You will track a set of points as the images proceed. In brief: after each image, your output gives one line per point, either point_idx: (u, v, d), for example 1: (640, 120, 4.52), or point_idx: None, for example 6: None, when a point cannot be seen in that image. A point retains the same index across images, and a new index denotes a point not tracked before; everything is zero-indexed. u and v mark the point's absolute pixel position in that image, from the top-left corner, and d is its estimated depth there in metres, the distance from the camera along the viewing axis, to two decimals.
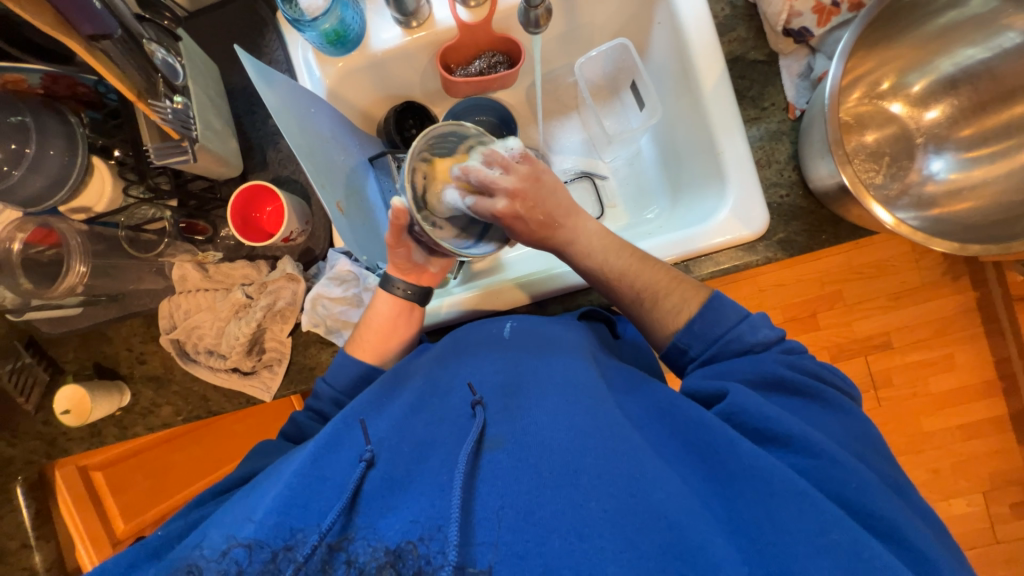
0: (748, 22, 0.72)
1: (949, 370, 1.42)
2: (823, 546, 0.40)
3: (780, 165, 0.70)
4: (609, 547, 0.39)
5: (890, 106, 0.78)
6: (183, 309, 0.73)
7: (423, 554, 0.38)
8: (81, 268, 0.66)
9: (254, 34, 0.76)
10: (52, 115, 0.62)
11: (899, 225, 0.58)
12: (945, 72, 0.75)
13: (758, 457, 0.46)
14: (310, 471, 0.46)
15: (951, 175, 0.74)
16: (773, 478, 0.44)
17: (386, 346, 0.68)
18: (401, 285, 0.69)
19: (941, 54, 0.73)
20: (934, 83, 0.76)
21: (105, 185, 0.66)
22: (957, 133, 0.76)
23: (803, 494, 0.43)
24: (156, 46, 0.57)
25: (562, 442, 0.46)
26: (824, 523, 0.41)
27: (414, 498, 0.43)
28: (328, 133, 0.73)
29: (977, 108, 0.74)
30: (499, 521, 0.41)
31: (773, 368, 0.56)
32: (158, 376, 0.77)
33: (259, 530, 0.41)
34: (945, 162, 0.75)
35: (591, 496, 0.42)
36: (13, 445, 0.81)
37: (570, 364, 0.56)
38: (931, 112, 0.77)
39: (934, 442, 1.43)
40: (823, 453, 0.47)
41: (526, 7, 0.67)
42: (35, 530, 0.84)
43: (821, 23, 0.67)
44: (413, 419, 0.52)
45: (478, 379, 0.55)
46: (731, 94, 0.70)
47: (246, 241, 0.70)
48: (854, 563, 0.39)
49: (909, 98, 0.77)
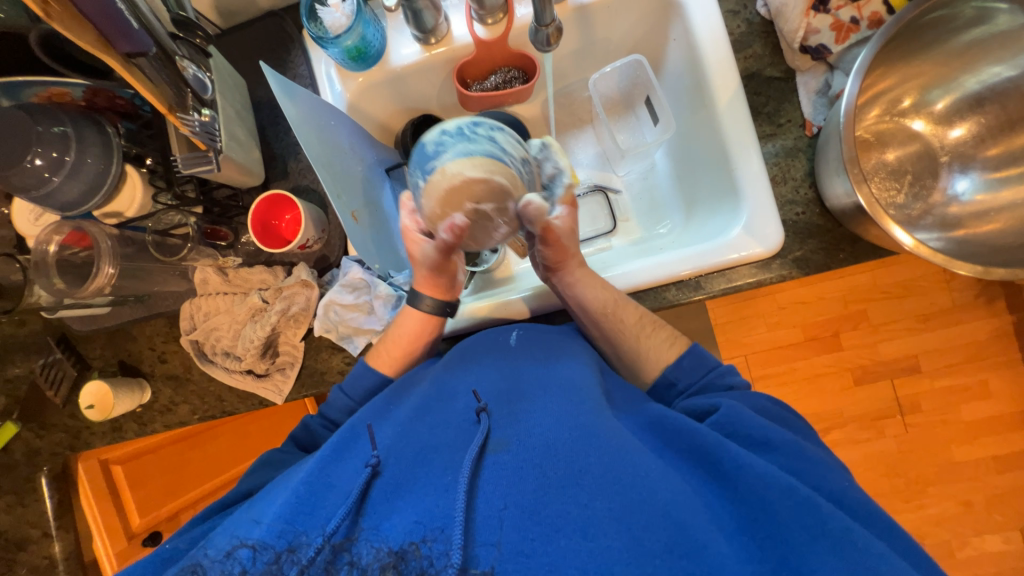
0: (764, 39, 0.71)
1: (983, 398, 1.36)
2: (823, 536, 0.40)
3: (796, 182, 0.69)
4: (613, 545, 0.39)
5: (912, 124, 0.74)
6: (203, 311, 0.76)
7: (426, 555, 0.38)
8: (110, 269, 0.68)
9: (281, 50, 0.80)
10: (91, 125, 0.66)
11: (919, 247, 0.55)
12: (970, 90, 0.72)
13: (751, 458, 0.46)
14: (318, 475, 0.48)
15: (977, 196, 0.71)
16: (766, 475, 0.44)
17: (403, 358, 0.69)
18: (429, 301, 0.69)
19: (965, 71, 0.70)
20: (958, 101, 0.73)
21: (136, 192, 0.69)
22: (984, 152, 0.73)
23: (794, 491, 0.43)
24: (187, 63, 0.58)
25: (565, 442, 0.46)
26: (817, 511, 0.41)
27: (420, 498, 0.44)
28: (347, 145, 0.76)
29: (1004, 126, 0.71)
30: (503, 521, 0.41)
31: (762, 400, 0.57)
32: (177, 375, 0.81)
33: (266, 533, 0.42)
34: (972, 181, 0.72)
35: (595, 495, 0.42)
36: (42, 436, 0.86)
37: (573, 368, 0.57)
38: (956, 130, 0.74)
39: (967, 474, 1.36)
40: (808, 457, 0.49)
41: (536, 26, 0.67)
42: (56, 520, 0.90)
43: (839, 41, 0.66)
44: (416, 424, 0.52)
45: (482, 386, 0.55)
46: (745, 109, 0.69)
47: (264, 247, 0.72)
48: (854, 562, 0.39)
49: (932, 116, 0.74)
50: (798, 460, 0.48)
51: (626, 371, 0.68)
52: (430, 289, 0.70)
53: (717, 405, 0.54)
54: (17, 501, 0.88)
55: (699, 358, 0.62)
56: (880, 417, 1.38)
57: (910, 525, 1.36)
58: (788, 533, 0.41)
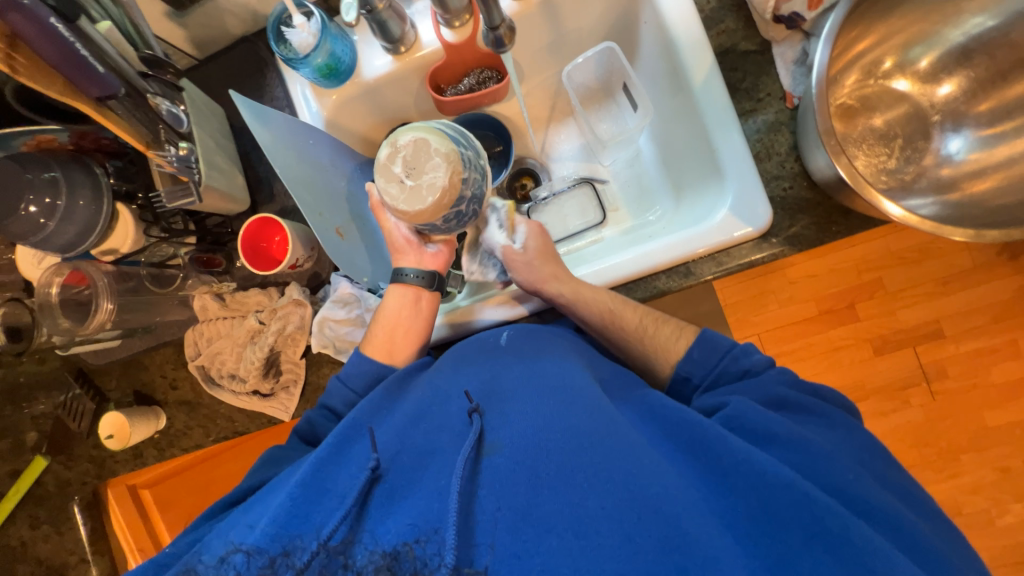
0: (736, 12, 0.69)
1: (1012, 359, 1.30)
2: (816, 531, 0.40)
3: (781, 157, 0.67)
4: (605, 543, 0.40)
5: (894, 84, 0.71)
6: (206, 337, 0.78)
7: (420, 556, 0.39)
8: (108, 305, 0.72)
9: (257, 75, 0.81)
10: (79, 167, 0.67)
11: (910, 217, 0.53)
12: (956, 43, 0.68)
13: (749, 453, 0.46)
14: (315, 477, 0.49)
15: (971, 155, 0.67)
16: (763, 471, 0.44)
17: (394, 338, 0.69)
18: (412, 272, 0.71)
19: (947, 25, 0.67)
20: (944, 55, 0.69)
21: (128, 228, 0.70)
22: (977, 107, 0.69)
23: (791, 483, 0.43)
24: (160, 99, 0.59)
25: (559, 443, 0.46)
26: (814, 509, 0.41)
27: (415, 502, 0.44)
28: (328, 161, 0.77)
29: (997, 78, 0.68)
30: (496, 523, 0.42)
31: (778, 389, 0.55)
32: (189, 400, 0.84)
33: (261, 538, 0.44)
34: (965, 141, 0.69)
35: (586, 494, 0.42)
36: (70, 467, 0.91)
37: (569, 368, 0.57)
38: (944, 87, 0.70)
39: (1001, 438, 1.31)
40: (811, 449, 0.47)
41: (488, 31, 0.67)
42: (91, 546, 0.96)
43: (813, 6, 0.63)
44: (414, 428, 0.52)
45: (475, 387, 0.55)
46: (721, 88, 0.67)
47: (256, 270, 0.73)
48: (842, 551, 0.39)
49: (917, 75, 0.70)
50: (796, 452, 0.47)
51: (643, 366, 0.67)
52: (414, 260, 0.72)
53: (726, 402, 0.55)
54: (53, 530, 0.94)
55: (709, 344, 0.62)
56: (904, 386, 1.34)
57: (944, 494, 1.33)
58: (777, 527, 0.41)
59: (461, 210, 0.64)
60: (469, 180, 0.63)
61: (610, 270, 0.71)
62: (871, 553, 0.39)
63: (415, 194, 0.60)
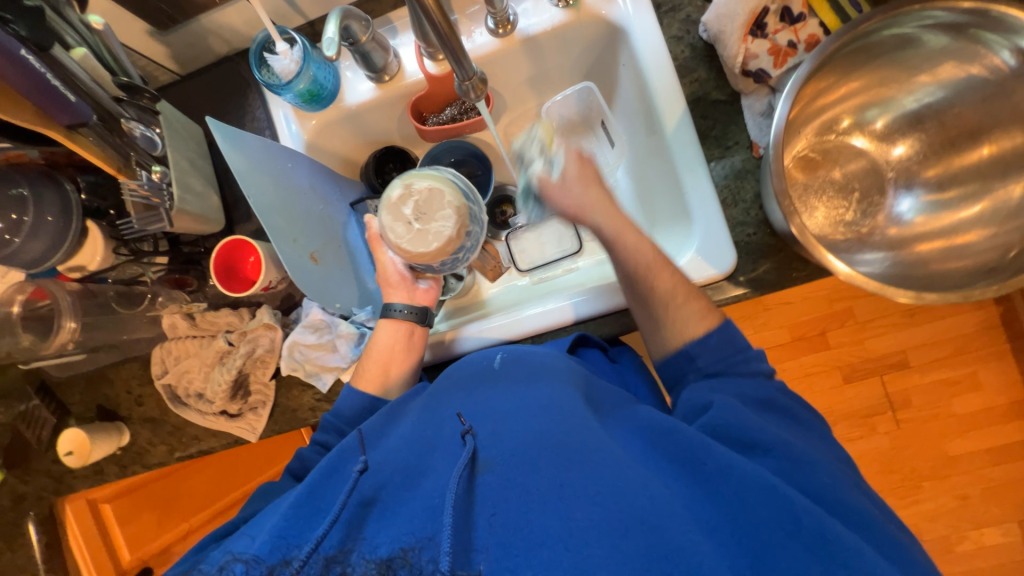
0: (708, 63, 0.72)
1: (976, 392, 1.35)
2: (794, 530, 0.42)
3: (746, 204, 0.70)
4: (594, 552, 0.41)
5: (853, 142, 0.74)
6: (174, 355, 0.78)
7: (412, 562, 0.43)
8: (71, 325, 0.71)
9: (239, 94, 0.81)
10: (50, 184, 0.66)
11: (855, 276, 0.56)
12: (910, 109, 0.71)
13: (731, 460, 0.47)
14: (308, 499, 0.51)
15: (916, 219, 0.69)
16: (743, 478, 0.45)
17: (385, 369, 0.70)
18: (400, 307, 0.73)
19: (902, 90, 0.70)
20: (898, 118, 0.72)
21: (97, 245, 0.69)
22: (924, 174, 0.71)
23: (770, 487, 0.44)
24: (135, 124, 0.60)
25: (548, 457, 0.47)
26: (790, 508, 0.43)
27: (409, 518, 0.46)
28: (306, 185, 0.78)
29: (944, 147, 0.70)
30: (490, 538, 0.43)
31: (767, 391, 0.57)
32: (154, 417, 0.83)
33: (260, 548, 0.48)
34: (913, 204, 0.70)
35: (575, 506, 0.43)
36: (27, 481, 0.89)
37: (558, 388, 0.55)
38: (897, 148, 0.73)
39: (962, 468, 1.35)
40: (793, 456, 0.49)
41: (460, 82, 0.64)
42: (43, 566, 0.91)
43: (778, 65, 0.66)
44: (406, 451, 0.53)
45: (467, 410, 0.56)
46: (692, 135, 0.70)
47: (229, 292, 0.74)
48: (817, 551, 0.41)
49: (874, 134, 0.73)
50: (778, 459, 0.49)
51: (654, 342, 0.65)
52: (404, 297, 0.75)
53: (711, 402, 0.55)
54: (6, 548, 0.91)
55: (728, 336, 0.60)
56: (871, 414, 1.38)
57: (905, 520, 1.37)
58: (761, 531, 0.42)
59: (459, 256, 0.73)
60: (472, 232, 0.74)
61: (583, 307, 0.74)
62: (834, 542, 0.42)
63: (422, 237, 0.70)
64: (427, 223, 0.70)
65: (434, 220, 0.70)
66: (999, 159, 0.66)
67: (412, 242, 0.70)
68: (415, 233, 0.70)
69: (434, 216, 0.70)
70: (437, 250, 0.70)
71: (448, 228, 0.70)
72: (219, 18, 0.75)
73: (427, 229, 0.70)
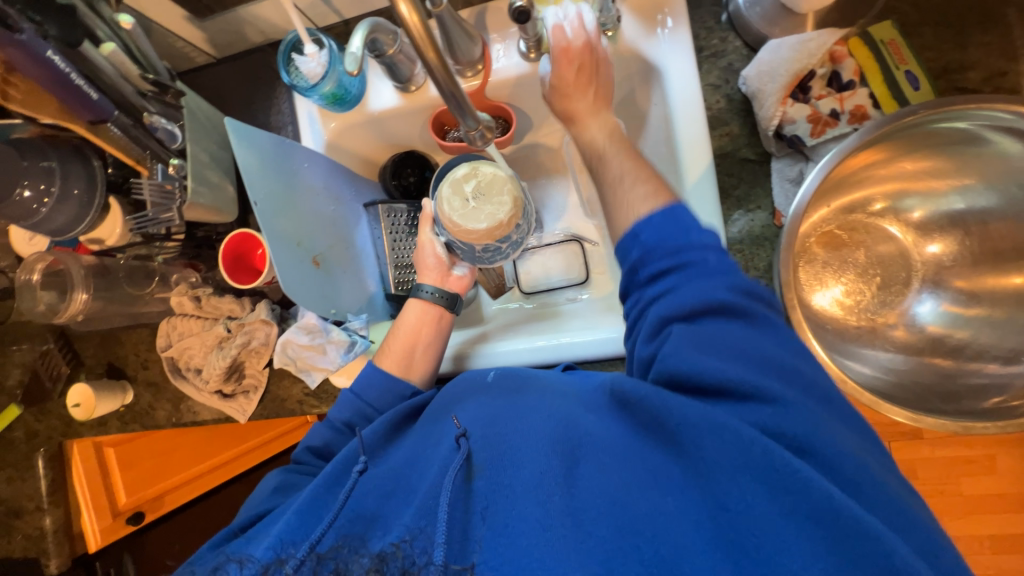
0: (743, 118, 0.68)
1: (987, 475, 1.22)
2: (763, 476, 0.39)
3: (757, 274, 0.66)
4: (568, 535, 0.40)
5: (886, 228, 0.70)
6: (179, 331, 0.81)
7: (406, 554, 0.41)
8: (82, 295, 0.77)
9: (269, 85, 0.82)
10: (78, 159, 0.69)
11: (832, 366, 0.56)
12: (953, 208, 0.66)
13: (685, 415, 0.43)
14: (314, 498, 0.51)
15: (932, 327, 0.66)
16: (697, 424, 0.42)
17: (408, 351, 0.72)
18: (429, 289, 0.74)
19: (946, 181, 0.65)
20: (936, 214, 0.67)
21: (116, 225, 0.72)
22: (960, 273, 0.66)
23: (730, 434, 0.41)
24: (156, 117, 0.63)
25: (528, 448, 0.46)
26: (748, 447, 0.40)
27: (404, 516, 0.45)
28: (320, 186, 0.79)
29: (981, 258, 0.65)
30: (481, 536, 0.42)
31: (719, 292, 0.48)
32: (157, 382, 0.88)
33: (263, 550, 0.46)
34: (933, 307, 0.67)
35: (553, 492, 0.43)
36: (40, 420, 0.95)
37: (541, 390, 0.53)
38: (931, 246, 0.68)
39: (959, 549, 1.26)
40: (769, 406, 0.43)
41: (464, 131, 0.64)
42: (48, 497, 0.98)
43: (816, 133, 0.62)
44: (406, 470, 0.51)
45: (460, 412, 0.54)
46: (712, 194, 0.66)
47: (234, 282, 0.76)
48: (789, 497, 0.38)
49: (908, 224, 0.69)
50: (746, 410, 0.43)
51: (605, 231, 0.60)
52: (435, 278, 0.75)
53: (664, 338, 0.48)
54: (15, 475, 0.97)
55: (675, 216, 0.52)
56: None
57: None
58: (735, 499, 0.39)
59: (501, 246, 0.71)
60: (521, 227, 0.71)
61: (567, 350, 0.73)
62: (824, 504, 0.37)
63: (474, 215, 0.66)
64: (484, 199, 0.67)
65: (490, 202, 0.67)
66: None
67: (461, 217, 0.66)
68: (470, 208, 0.66)
69: (492, 196, 0.67)
70: (487, 235, 0.67)
71: (506, 212, 0.67)
72: (256, 10, 0.75)
73: (483, 208, 0.66)
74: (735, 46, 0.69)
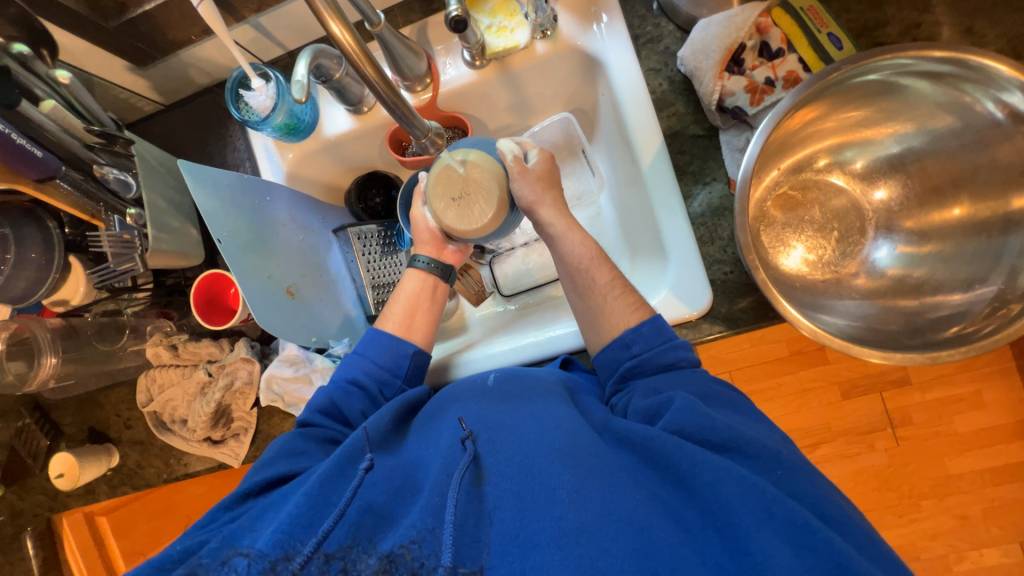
0: (686, 96, 0.71)
1: (979, 410, 1.26)
2: (771, 518, 0.41)
3: (722, 242, 0.68)
4: (585, 553, 0.40)
5: (830, 180, 0.73)
6: (159, 383, 0.79)
7: (415, 556, 0.40)
8: (52, 359, 0.76)
9: (220, 125, 0.81)
10: (31, 222, 0.68)
11: (803, 322, 0.57)
12: (889, 150, 0.70)
13: (702, 458, 0.46)
14: (319, 491, 0.46)
15: (891, 269, 0.69)
16: (714, 468, 0.45)
17: (409, 319, 0.71)
18: (423, 259, 0.75)
19: (878, 129, 0.69)
20: (877, 160, 0.71)
21: (79, 284, 0.71)
22: (910, 213, 0.69)
23: (742, 478, 0.44)
24: (108, 168, 0.64)
25: (540, 461, 0.47)
26: (763, 497, 0.42)
27: (414, 516, 0.44)
28: (286, 217, 0.79)
29: (929, 192, 0.68)
30: (490, 543, 0.42)
31: (710, 385, 0.56)
32: (142, 440, 0.85)
33: (263, 543, 0.42)
34: (891, 250, 0.70)
35: (568, 507, 0.43)
36: (24, 498, 0.91)
37: (547, 404, 0.55)
38: (878, 191, 0.71)
39: (961, 486, 1.27)
40: (766, 451, 0.47)
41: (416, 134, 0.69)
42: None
43: (755, 102, 0.65)
44: (405, 466, 0.52)
45: (465, 415, 0.55)
46: (668, 172, 0.68)
47: (207, 324, 0.75)
48: (796, 540, 0.40)
49: (851, 173, 0.72)
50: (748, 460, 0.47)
51: (591, 335, 0.66)
52: (430, 250, 0.76)
53: (669, 401, 0.52)
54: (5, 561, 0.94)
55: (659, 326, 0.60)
56: (870, 431, 1.28)
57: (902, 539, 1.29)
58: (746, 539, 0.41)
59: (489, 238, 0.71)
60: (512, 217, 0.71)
61: (554, 343, 0.74)
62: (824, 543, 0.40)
63: (467, 212, 0.66)
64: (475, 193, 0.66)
65: (482, 198, 0.66)
66: (976, 220, 0.64)
67: (453, 216, 0.66)
68: (462, 206, 0.66)
69: (483, 192, 0.66)
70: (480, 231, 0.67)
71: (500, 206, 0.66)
72: (198, 53, 0.75)
73: (475, 206, 0.65)
74: (669, 30, 0.72)
